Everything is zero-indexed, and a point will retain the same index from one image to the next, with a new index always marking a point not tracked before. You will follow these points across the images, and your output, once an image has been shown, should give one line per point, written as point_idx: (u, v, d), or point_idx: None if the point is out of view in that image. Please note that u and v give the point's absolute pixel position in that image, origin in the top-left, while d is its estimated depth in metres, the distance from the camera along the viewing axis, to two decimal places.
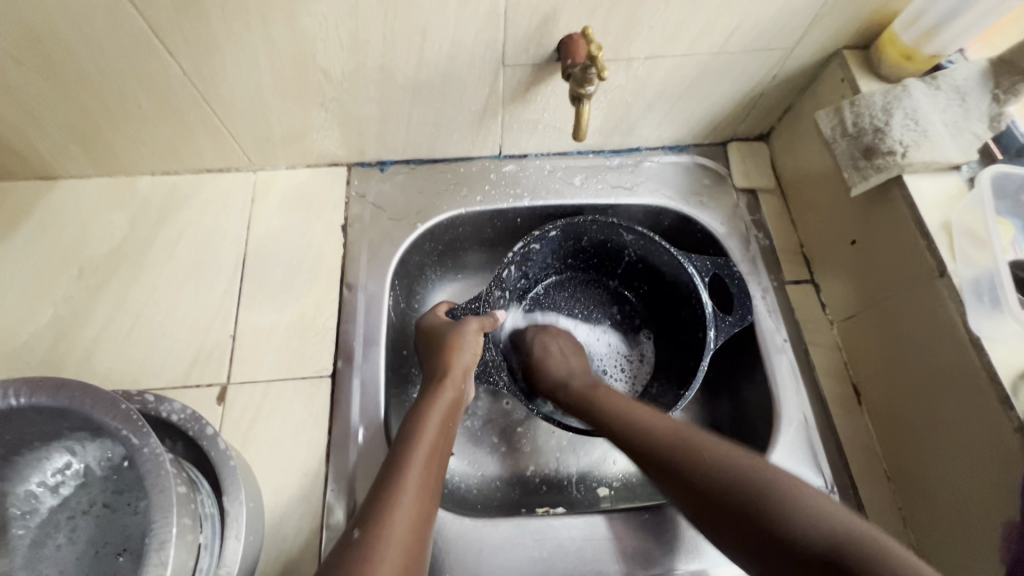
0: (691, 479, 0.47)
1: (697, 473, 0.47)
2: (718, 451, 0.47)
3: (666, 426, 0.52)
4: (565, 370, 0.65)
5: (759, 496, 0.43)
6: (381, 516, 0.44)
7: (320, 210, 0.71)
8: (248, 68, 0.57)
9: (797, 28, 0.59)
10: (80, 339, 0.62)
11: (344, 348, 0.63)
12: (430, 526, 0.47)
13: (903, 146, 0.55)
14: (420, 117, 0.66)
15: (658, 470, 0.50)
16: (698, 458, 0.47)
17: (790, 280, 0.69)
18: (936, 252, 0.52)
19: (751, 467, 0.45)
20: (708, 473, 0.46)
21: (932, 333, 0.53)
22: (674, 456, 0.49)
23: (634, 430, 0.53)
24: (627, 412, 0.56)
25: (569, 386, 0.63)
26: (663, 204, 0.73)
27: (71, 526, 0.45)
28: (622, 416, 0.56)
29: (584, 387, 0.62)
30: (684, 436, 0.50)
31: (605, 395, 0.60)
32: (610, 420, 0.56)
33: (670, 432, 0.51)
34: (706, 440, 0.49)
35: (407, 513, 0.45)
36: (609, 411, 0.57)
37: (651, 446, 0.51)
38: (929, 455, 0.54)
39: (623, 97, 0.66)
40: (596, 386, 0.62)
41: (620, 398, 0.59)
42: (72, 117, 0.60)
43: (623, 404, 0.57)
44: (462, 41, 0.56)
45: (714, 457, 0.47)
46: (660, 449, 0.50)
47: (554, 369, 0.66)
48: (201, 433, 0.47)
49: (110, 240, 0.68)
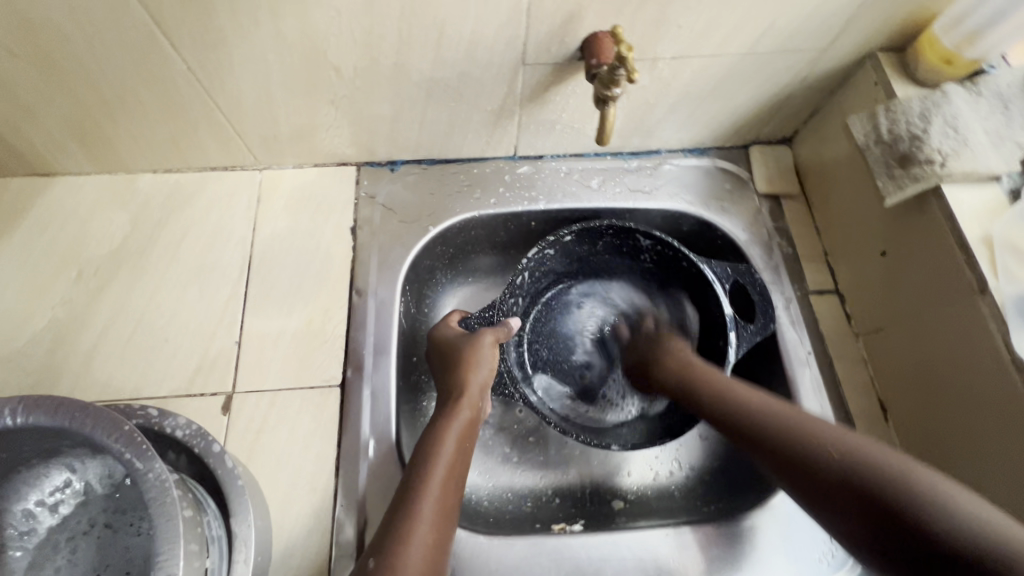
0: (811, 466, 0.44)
1: (817, 458, 0.44)
2: (848, 441, 0.44)
3: (785, 410, 0.50)
4: (667, 350, 0.63)
5: (897, 491, 0.40)
6: (398, 547, 0.43)
7: (328, 211, 0.68)
8: (256, 64, 0.54)
9: (831, 29, 0.56)
10: (80, 344, 0.60)
11: (354, 357, 0.61)
12: (446, 553, 0.46)
13: (942, 155, 0.53)
14: (434, 116, 0.63)
15: (765, 449, 0.48)
16: (818, 445, 0.45)
17: (814, 290, 0.67)
18: (976, 268, 0.50)
19: (887, 461, 0.42)
20: (834, 462, 0.44)
21: (966, 358, 0.51)
22: (792, 440, 0.47)
23: (746, 411, 0.51)
24: (738, 391, 0.53)
25: (672, 363, 0.61)
26: (682, 209, 0.71)
27: (70, 547, 0.42)
28: (731, 396, 0.53)
29: (687, 365, 0.59)
30: (793, 421, 0.48)
31: (710, 373, 0.57)
32: (718, 399, 0.54)
33: (790, 415, 0.49)
34: (829, 427, 0.46)
35: (422, 543, 0.44)
36: (717, 387, 0.55)
37: (766, 427, 0.49)
38: (962, 477, 0.52)
39: (646, 98, 0.63)
40: (698, 364, 0.59)
41: (730, 378, 0.56)
42: (71, 112, 0.58)
43: (732, 385, 0.55)
44: (481, 38, 0.53)
45: (839, 446, 0.44)
46: (776, 435, 0.48)
47: (656, 353, 0.64)
48: (207, 450, 0.45)
49: (111, 241, 0.65)
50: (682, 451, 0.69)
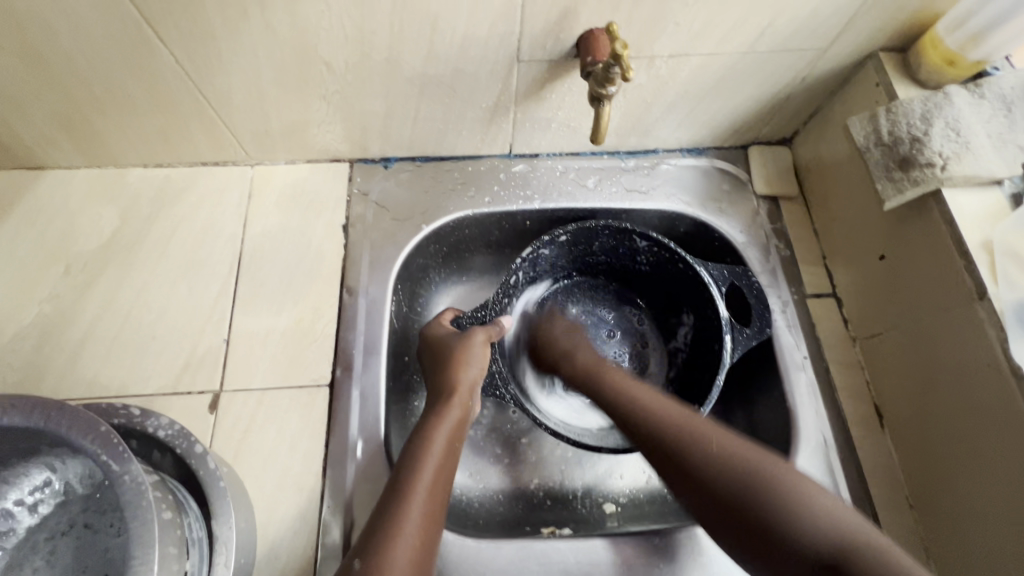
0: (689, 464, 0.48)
1: (696, 456, 0.48)
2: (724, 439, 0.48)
3: (675, 410, 0.53)
4: (571, 346, 0.65)
5: (762, 486, 0.44)
6: (383, 549, 0.42)
7: (320, 208, 0.67)
8: (246, 59, 0.53)
9: (832, 28, 0.55)
10: (66, 340, 0.59)
11: (343, 356, 0.60)
12: (434, 554, 0.45)
13: (943, 158, 0.52)
14: (427, 113, 0.63)
15: (657, 454, 0.51)
16: (698, 443, 0.49)
17: (811, 293, 0.66)
18: (976, 274, 0.49)
19: (750, 461, 0.46)
20: (709, 464, 0.47)
21: (965, 362, 0.50)
22: (675, 439, 0.50)
23: (641, 412, 0.54)
24: (633, 391, 0.57)
25: (575, 361, 0.63)
26: (679, 209, 0.70)
27: (50, 547, 0.42)
28: (625, 396, 0.56)
29: (590, 365, 0.62)
30: (687, 425, 0.51)
31: (613, 373, 0.60)
32: (615, 398, 0.57)
33: (674, 415, 0.52)
34: (708, 428, 0.50)
35: (409, 545, 0.43)
36: (617, 388, 0.58)
37: (653, 427, 0.52)
38: (959, 486, 0.51)
39: (643, 97, 0.62)
40: (601, 363, 0.62)
41: (626, 377, 0.59)
42: (58, 105, 0.57)
43: (628, 384, 0.58)
44: (475, 34, 0.52)
45: (713, 444, 0.48)
46: (665, 436, 0.51)
47: (567, 345, 0.65)
48: (189, 451, 0.45)
49: (99, 236, 0.65)
50: None
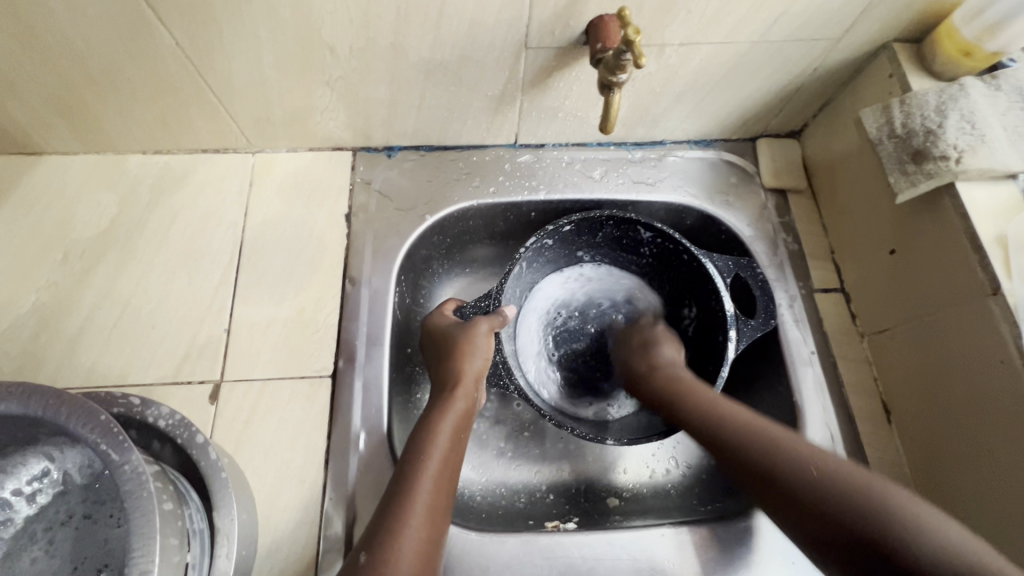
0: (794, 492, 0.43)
1: (800, 483, 0.43)
2: (826, 463, 0.43)
3: (774, 432, 0.48)
4: (659, 361, 0.61)
5: (876, 515, 0.39)
6: (389, 541, 0.42)
7: (322, 197, 0.66)
8: (248, 43, 0.52)
9: (846, 17, 0.54)
10: (64, 329, 0.58)
11: (346, 347, 0.59)
12: (441, 545, 0.45)
13: (958, 151, 0.51)
14: (432, 101, 0.61)
15: (750, 474, 0.46)
16: (804, 467, 0.44)
17: (818, 288, 0.66)
18: (989, 269, 0.49)
19: (862, 484, 0.41)
20: (813, 487, 0.42)
21: (975, 358, 0.50)
22: (776, 462, 0.45)
23: (733, 430, 0.49)
24: (723, 406, 0.52)
25: (665, 375, 0.58)
26: (686, 202, 0.69)
27: (47, 538, 0.41)
28: (715, 413, 0.51)
29: (676, 378, 0.57)
30: (784, 445, 0.46)
31: (699, 388, 0.56)
32: (703, 413, 0.52)
33: (776, 437, 0.47)
34: (809, 449, 0.45)
35: (415, 537, 0.43)
36: (704, 403, 0.53)
37: (747, 447, 0.47)
38: (967, 483, 0.51)
39: (652, 86, 0.61)
40: (689, 377, 0.57)
41: (713, 392, 0.54)
42: (55, 89, 0.56)
43: (718, 399, 0.53)
44: (483, 19, 0.51)
45: (819, 468, 0.43)
46: (759, 456, 0.46)
47: (647, 363, 0.61)
48: (190, 441, 0.44)
49: (98, 224, 0.63)
50: (679, 449, 0.68)
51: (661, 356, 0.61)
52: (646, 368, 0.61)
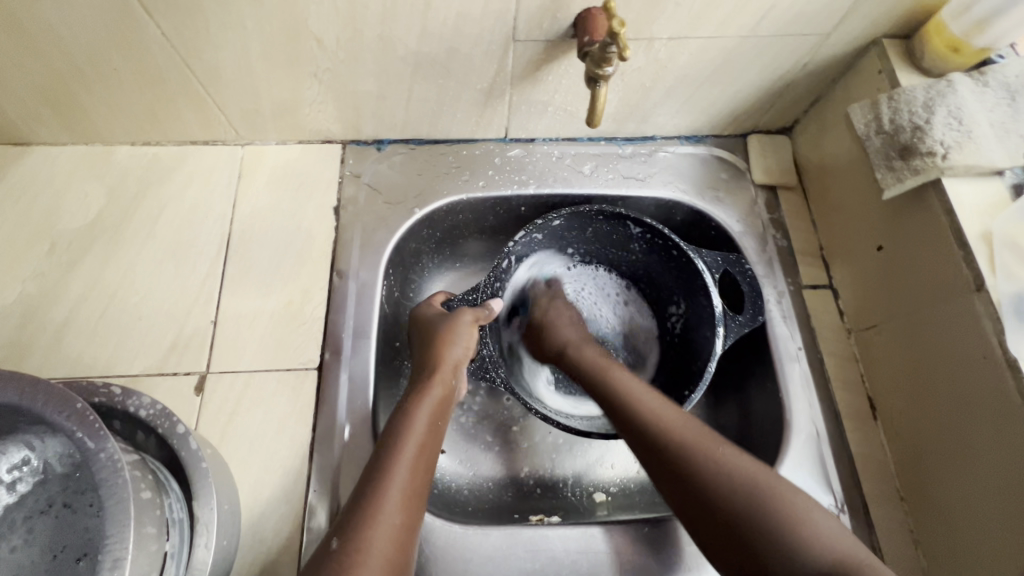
0: (693, 479, 0.45)
1: (700, 471, 0.45)
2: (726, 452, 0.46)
3: (678, 417, 0.50)
4: (573, 338, 0.62)
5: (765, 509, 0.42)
6: (364, 527, 0.42)
7: (311, 190, 0.66)
8: (234, 34, 0.52)
9: (835, 13, 0.54)
10: (50, 320, 0.58)
11: (333, 340, 0.59)
12: (416, 532, 0.45)
13: (944, 147, 0.51)
14: (421, 94, 0.61)
15: (653, 457, 0.48)
16: (705, 454, 0.46)
17: (807, 285, 0.66)
18: (974, 265, 0.48)
19: (756, 476, 0.44)
20: (710, 475, 0.45)
21: (959, 353, 0.50)
22: (680, 448, 0.47)
23: (644, 414, 0.50)
24: (636, 389, 0.53)
25: (580, 355, 0.60)
26: (676, 197, 0.69)
27: (27, 526, 0.41)
28: (629, 396, 0.53)
29: (593, 359, 0.59)
30: (692, 434, 0.48)
31: (615, 369, 0.57)
32: (618, 396, 0.53)
33: (683, 424, 0.49)
34: (714, 440, 0.47)
35: (390, 524, 0.43)
36: (617, 386, 0.54)
37: (656, 432, 0.49)
38: (951, 480, 0.51)
39: (641, 81, 0.61)
40: (604, 358, 0.59)
41: (627, 373, 0.56)
42: (40, 78, 0.55)
43: (629, 381, 0.54)
44: (470, 11, 0.51)
45: (720, 456, 0.46)
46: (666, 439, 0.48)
47: (571, 335, 0.63)
48: (171, 431, 0.44)
49: (85, 215, 0.63)
50: None
51: (572, 334, 0.63)
52: (562, 345, 0.62)
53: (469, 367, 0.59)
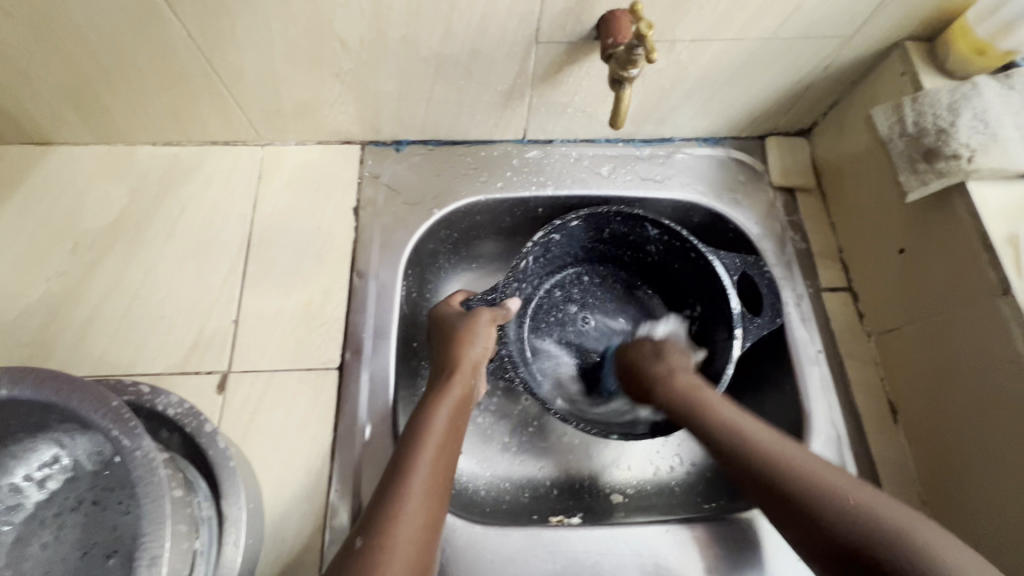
0: (824, 526, 0.41)
1: (833, 522, 0.41)
2: (858, 494, 0.41)
3: (798, 458, 0.46)
4: (666, 367, 0.59)
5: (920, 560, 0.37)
6: (387, 525, 0.43)
7: (330, 190, 0.67)
8: (260, 35, 0.52)
9: (859, 15, 0.54)
10: (73, 318, 0.59)
11: (353, 340, 0.59)
12: (439, 531, 0.46)
13: (970, 150, 0.50)
14: (442, 95, 0.61)
15: (771, 501, 0.45)
16: (836, 500, 0.42)
17: (826, 287, 0.65)
18: (999, 268, 0.48)
19: (901, 523, 0.39)
20: (844, 522, 0.40)
21: (983, 358, 0.50)
22: (808, 495, 0.43)
23: (758, 455, 0.47)
24: (744, 427, 0.50)
25: (674, 386, 0.56)
26: (694, 199, 0.69)
27: (58, 523, 0.41)
28: (738, 434, 0.49)
29: (688, 390, 0.55)
30: (814, 477, 0.44)
31: (715, 400, 0.53)
32: (723, 436, 0.50)
33: (802, 465, 0.45)
34: (848, 484, 0.42)
35: (413, 521, 0.43)
36: (724, 421, 0.51)
37: (775, 477, 0.45)
38: (975, 484, 0.51)
39: (661, 82, 0.61)
40: (700, 388, 0.55)
41: (729, 405, 0.53)
42: (66, 78, 0.56)
43: (733, 415, 0.51)
44: (494, 13, 0.51)
45: (853, 500, 0.41)
46: (782, 480, 0.45)
47: (661, 365, 0.60)
48: (199, 430, 0.44)
49: (107, 214, 0.64)
50: (683, 446, 0.68)
51: (666, 363, 0.60)
52: (656, 377, 0.59)
53: (487, 366, 0.59)
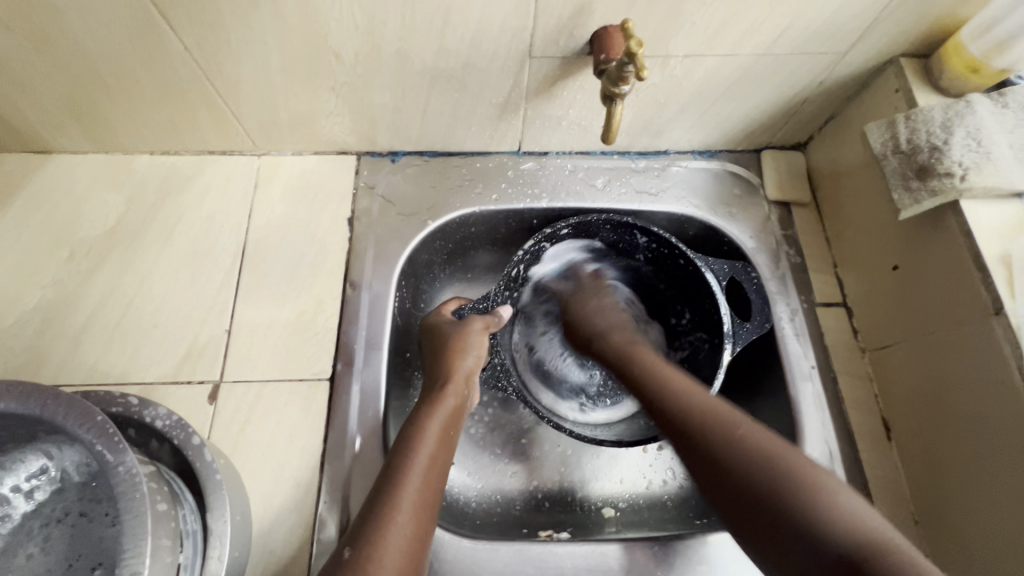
0: (708, 445, 0.44)
1: (716, 442, 0.43)
2: (743, 425, 0.44)
3: (704, 396, 0.48)
4: (605, 325, 0.62)
5: (783, 480, 0.40)
6: (375, 537, 0.42)
7: (326, 200, 0.67)
8: (255, 48, 0.52)
9: (853, 31, 0.54)
10: (67, 327, 0.59)
11: (345, 351, 0.59)
12: (428, 545, 0.45)
13: (962, 168, 0.50)
14: (437, 107, 0.62)
15: (668, 428, 0.48)
16: (726, 427, 0.44)
17: (820, 302, 0.65)
18: (993, 288, 0.48)
19: (776, 449, 0.42)
20: (723, 441, 0.43)
21: (976, 377, 0.49)
22: (702, 422, 0.45)
23: (664, 393, 0.50)
24: (667, 373, 0.52)
25: (608, 343, 0.60)
26: (689, 212, 0.69)
27: (43, 535, 0.41)
28: (659, 379, 0.52)
29: (622, 345, 0.59)
30: (709, 407, 0.46)
31: (644, 356, 0.56)
32: (645, 378, 0.53)
33: (700, 398, 0.48)
34: (738, 417, 0.45)
35: (401, 533, 0.43)
36: (653, 368, 0.53)
37: (676, 410, 0.48)
38: (969, 505, 0.50)
39: (656, 96, 0.61)
40: (634, 345, 0.59)
41: (659, 359, 0.55)
42: (65, 89, 0.57)
43: (656, 362, 0.55)
44: (487, 28, 0.51)
45: (737, 429, 0.44)
46: (680, 409, 0.48)
47: (600, 322, 0.63)
48: (186, 443, 0.44)
49: (105, 223, 0.64)
50: (677, 460, 0.67)
51: (601, 320, 0.63)
52: (593, 332, 0.62)
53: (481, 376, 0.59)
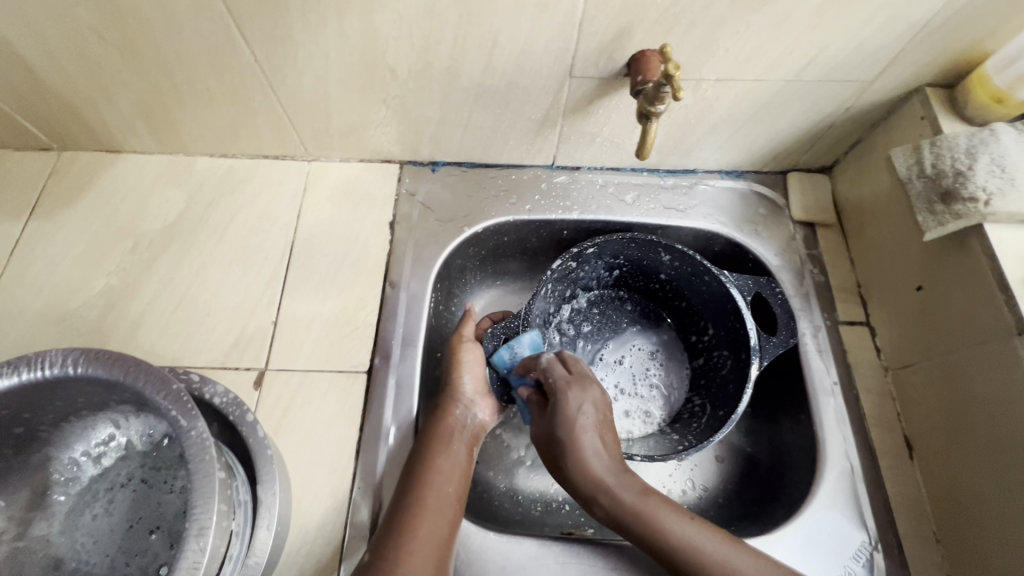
0: None
1: None
2: None
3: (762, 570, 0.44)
4: (601, 469, 0.50)
5: None
6: (396, 538, 0.46)
7: (370, 204, 0.71)
8: (319, 62, 0.57)
9: (880, 61, 0.57)
10: (127, 311, 0.64)
11: (382, 345, 0.63)
12: (451, 546, 0.48)
13: (986, 194, 0.52)
14: (479, 122, 0.66)
15: None
16: None
17: (844, 321, 0.67)
18: (1015, 309, 0.49)
19: None
20: None
21: (998, 396, 0.50)
22: None
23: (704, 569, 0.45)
24: (703, 542, 0.46)
25: (618, 501, 0.49)
26: (716, 229, 0.71)
27: (108, 496, 0.48)
28: (701, 555, 0.45)
29: (636, 500, 0.49)
30: None
31: (662, 516, 0.48)
32: (681, 557, 0.46)
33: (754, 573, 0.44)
34: None
35: (422, 535, 0.46)
36: (671, 540, 0.47)
37: None
38: (989, 525, 0.51)
39: (687, 117, 0.64)
40: (649, 497, 0.49)
41: (680, 515, 0.48)
42: (143, 95, 0.62)
43: (672, 520, 0.48)
44: (532, 49, 0.55)
45: None
46: None
47: (592, 468, 0.50)
48: (241, 419, 0.52)
49: (165, 217, 0.69)
50: (697, 471, 0.68)
51: (601, 468, 0.50)
52: (586, 486, 0.50)
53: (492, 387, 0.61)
